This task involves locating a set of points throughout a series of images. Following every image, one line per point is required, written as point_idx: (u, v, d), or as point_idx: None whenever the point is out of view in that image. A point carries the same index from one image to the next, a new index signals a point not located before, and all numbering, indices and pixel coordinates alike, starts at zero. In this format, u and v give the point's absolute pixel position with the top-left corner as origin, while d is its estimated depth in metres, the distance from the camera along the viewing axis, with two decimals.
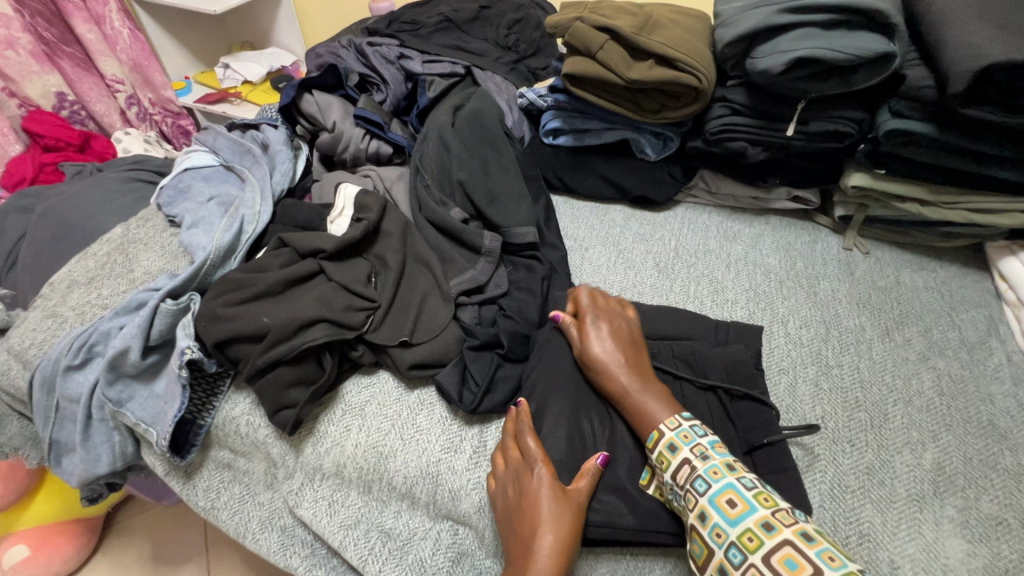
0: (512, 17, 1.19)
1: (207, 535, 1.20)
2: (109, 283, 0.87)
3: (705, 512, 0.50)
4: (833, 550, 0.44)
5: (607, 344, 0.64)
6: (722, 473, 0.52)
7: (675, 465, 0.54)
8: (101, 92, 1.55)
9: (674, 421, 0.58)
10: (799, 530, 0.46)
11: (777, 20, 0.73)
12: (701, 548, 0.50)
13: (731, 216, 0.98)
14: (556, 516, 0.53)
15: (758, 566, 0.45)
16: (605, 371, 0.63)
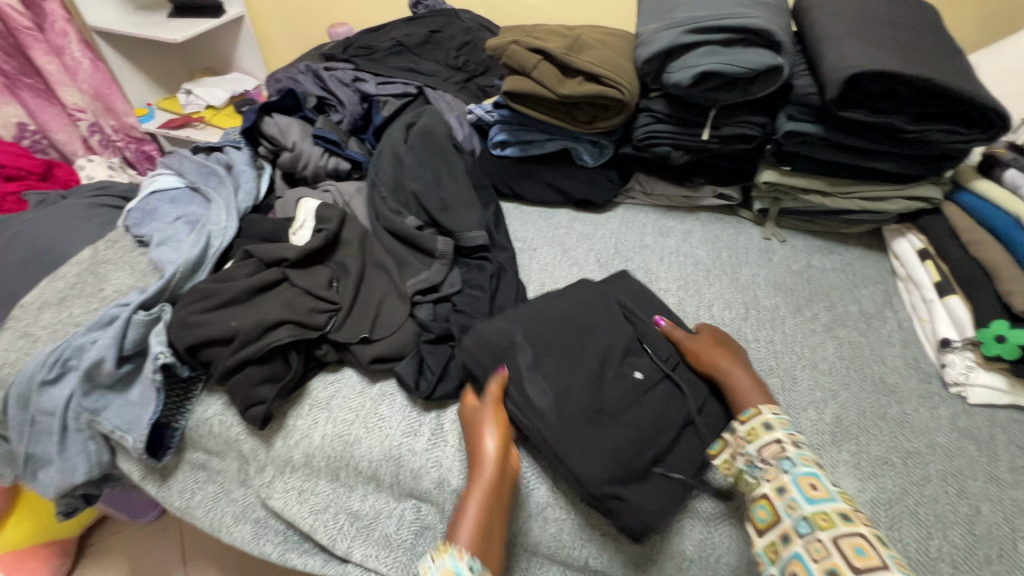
0: (460, 40, 1.28)
1: (185, 551, 1.22)
2: (81, 302, 0.91)
3: (785, 487, 0.57)
4: (895, 554, 0.52)
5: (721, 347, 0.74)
6: (811, 463, 0.59)
7: (764, 441, 0.62)
8: (62, 122, 1.59)
9: (773, 410, 0.65)
10: (870, 529, 0.54)
11: (683, 40, 0.84)
12: (767, 514, 0.57)
13: (666, 213, 1.08)
14: (496, 428, 0.65)
15: (830, 547, 0.52)
16: (699, 359, 0.73)
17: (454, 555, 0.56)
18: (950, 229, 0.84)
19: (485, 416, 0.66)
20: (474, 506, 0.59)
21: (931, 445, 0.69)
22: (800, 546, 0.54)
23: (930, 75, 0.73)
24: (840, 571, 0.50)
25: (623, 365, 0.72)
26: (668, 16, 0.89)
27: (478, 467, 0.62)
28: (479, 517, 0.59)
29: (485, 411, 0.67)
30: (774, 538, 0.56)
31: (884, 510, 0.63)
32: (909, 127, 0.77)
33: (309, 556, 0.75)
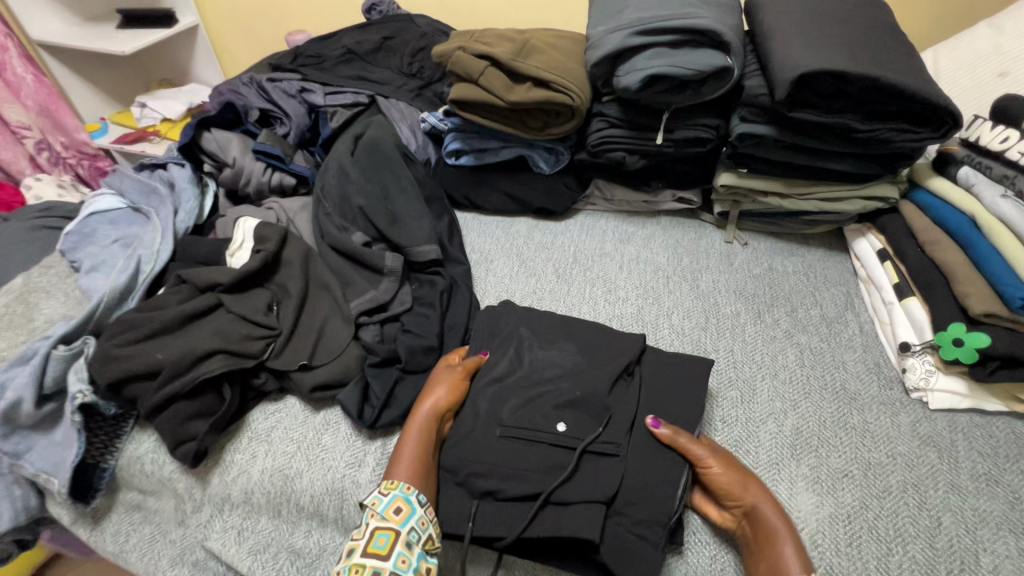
0: (414, 46, 1.25)
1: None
2: (8, 335, 0.87)
3: None
4: None
5: (731, 467, 0.61)
6: None
7: None
8: (6, 140, 1.51)
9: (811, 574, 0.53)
10: None
11: (630, 42, 0.81)
12: None
13: (627, 219, 1.05)
14: (450, 383, 0.70)
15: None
16: (719, 480, 0.60)
17: (397, 484, 0.61)
18: (907, 229, 0.82)
19: (444, 371, 0.72)
20: (413, 445, 0.64)
21: (892, 454, 0.67)
22: None
23: (879, 73, 0.71)
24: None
25: (556, 410, 0.67)
26: (616, 18, 0.87)
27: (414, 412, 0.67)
28: (419, 455, 0.63)
29: (446, 369, 0.72)
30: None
31: (843, 526, 0.61)
32: (862, 127, 0.75)
33: None
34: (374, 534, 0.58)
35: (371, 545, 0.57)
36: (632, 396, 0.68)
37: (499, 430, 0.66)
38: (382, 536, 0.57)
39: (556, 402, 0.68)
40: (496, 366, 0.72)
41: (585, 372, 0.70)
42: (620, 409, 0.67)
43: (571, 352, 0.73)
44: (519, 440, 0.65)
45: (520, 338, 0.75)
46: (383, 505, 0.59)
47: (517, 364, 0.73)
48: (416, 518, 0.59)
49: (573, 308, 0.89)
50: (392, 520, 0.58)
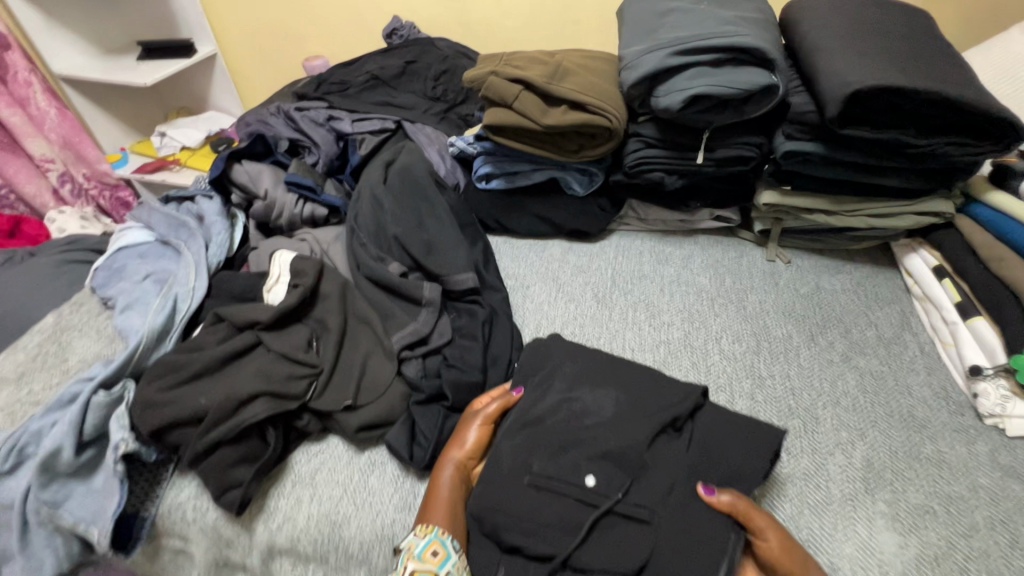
0: (438, 69, 1.24)
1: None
2: (41, 377, 0.85)
3: None
4: None
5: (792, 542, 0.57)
6: None
7: None
8: (29, 174, 1.53)
9: None
10: None
11: (670, 62, 0.80)
12: None
13: (663, 238, 1.03)
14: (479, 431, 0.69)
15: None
16: (783, 554, 0.55)
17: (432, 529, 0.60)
18: (965, 245, 0.79)
19: (473, 416, 0.70)
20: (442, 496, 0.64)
21: (973, 487, 0.63)
22: None
23: (935, 87, 0.68)
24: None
25: (587, 462, 0.63)
26: (652, 37, 0.85)
27: (448, 455, 0.67)
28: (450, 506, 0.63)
29: (476, 414, 0.71)
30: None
31: (932, 569, 0.57)
32: (917, 142, 0.73)
33: None
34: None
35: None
36: (677, 449, 0.64)
37: (526, 484, 0.62)
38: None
39: (589, 455, 0.63)
40: (535, 411, 0.68)
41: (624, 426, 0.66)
42: (659, 466, 0.63)
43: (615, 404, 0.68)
44: (551, 495, 0.61)
45: (564, 384, 0.71)
46: (419, 547, 0.58)
47: (557, 408, 0.69)
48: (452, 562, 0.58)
49: (617, 335, 0.86)
50: (431, 562, 0.57)
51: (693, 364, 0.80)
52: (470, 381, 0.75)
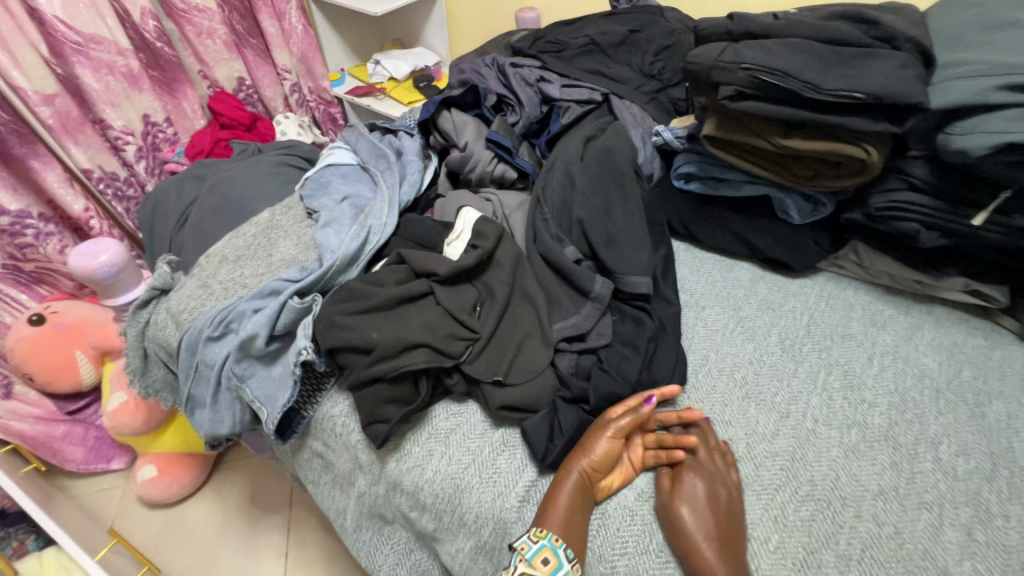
0: (661, 44, 1.13)
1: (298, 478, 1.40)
2: (252, 264, 0.98)
3: None
4: None
5: (696, 511, 0.58)
6: None
7: None
8: (272, 79, 1.75)
9: None
10: None
11: (989, 96, 0.62)
12: None
13: (884, 296, 0.86)
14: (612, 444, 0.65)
15: None
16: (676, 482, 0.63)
17: (546, 534, 0.58)
18: None
19: (603, 424, 0.67)
20: (573, 499, 0.61)
21: None
22: None
23: None
24: None
25: (813, 70, 0.69)
26: (971, 57, 0.67)
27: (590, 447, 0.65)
28: (573, 521, 0.60)
29: (606, 420, 0.67)
30: None
31: None
32: None
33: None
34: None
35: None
36: (881, 72, 0.67)
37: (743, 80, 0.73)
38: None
39: (805, 69, 0.69)
40: (775, 47, 0.72)
41: (821, 102, 0.70)
42: (841, 77, 0.68)
43: (826, 74, 0.69)
44: (750, 83, 0.72)
45: (795, 47, 0.72)
46: (530, 552, 0.57)
47: (772, 57, 0.71)
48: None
49: (800, 396, 0.73)
50: (540, 570, 0.56)
51: (894, 463, 0.65)
52: (619, 393, 0.70)
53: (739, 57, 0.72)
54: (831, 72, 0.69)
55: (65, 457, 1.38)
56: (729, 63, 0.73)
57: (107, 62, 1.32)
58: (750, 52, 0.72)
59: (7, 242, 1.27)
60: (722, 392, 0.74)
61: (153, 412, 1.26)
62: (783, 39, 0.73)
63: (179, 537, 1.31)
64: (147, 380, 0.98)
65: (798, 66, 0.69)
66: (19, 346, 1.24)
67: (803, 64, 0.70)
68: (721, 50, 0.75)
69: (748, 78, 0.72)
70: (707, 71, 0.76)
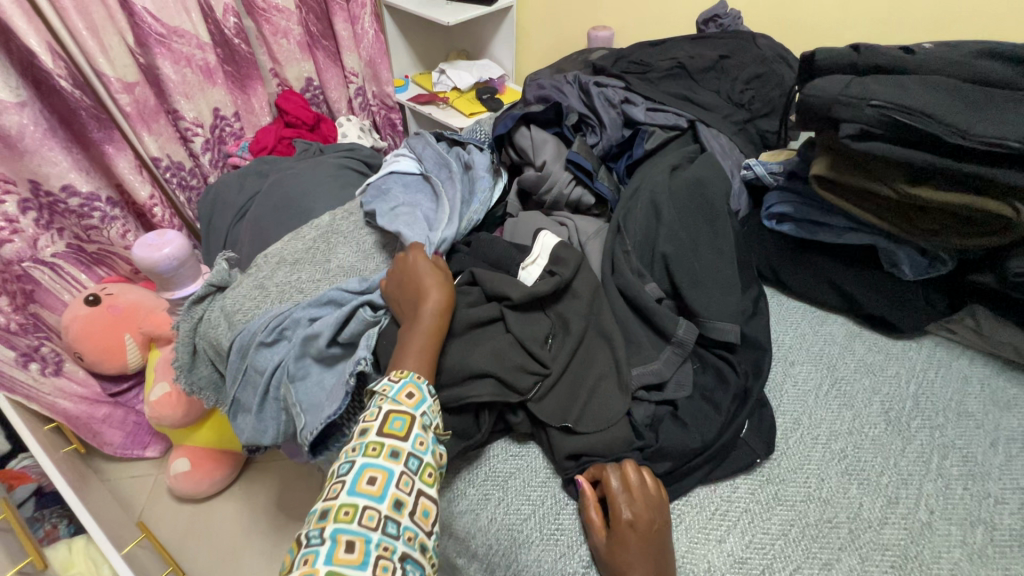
0: (753, 72, 1.06)
1: (326, 481, 1.36)
2: (309, 269, 0.95)
3: (397, 450, 0.54)
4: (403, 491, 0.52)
5: (631, 551, 0.54)
6: (418, 447, 0.55)
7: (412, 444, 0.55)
8: (338, 82, 1.75)
9: None
10: (408, 469, 0.53)
11: None
12: (400, 424, 0.55)
13: (1007, 372, 0.75)
14: (436, 279, 0.69)
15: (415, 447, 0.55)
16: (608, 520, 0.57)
17: (406, 373, 0.60)
18: None
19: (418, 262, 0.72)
20: (422, 338, 0.63)
21: None
22: (405, 457, 0.54)
23: None
24: (415, 487, 0.53)
25: (956, 113, 0.61)
26: None
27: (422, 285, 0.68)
28: (426, 347, 0.63)
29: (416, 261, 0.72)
30: (411, 439, 0.55)
31: None
32: None
33: None
34: (388, 417, 0.55)
35: (386, 426, 0.54)
36: None
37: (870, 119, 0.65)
38: (397, 419, 0.55)
39: (947, 111, 0.61)
40: (910, 85, 0.64)
41: (962, 149, 0.61)
42: (991, 121, 0.60)
43: (972, 118, 0.61)
44: (877, 121, 0.64)
45: (932, 85, 0.64)
46: (394, 390, 0.57)
47: (905, 94, 0.63)
48: (428, 404, 0.58)
49: (911, 478, 0.64)
50: (406, 404, 0.57)
51: None
52: (693, 451, 0.63)
53: (866, 93, 0.65)
54: (979, 115, 0.61)
55: (103, 439, 1.38)
56: (853, 96, 0.66)
57: (186, 55, 1.34)
58: (881, 88, 0.65)
59: (75, 222, 1.28)
60: (816, 464, 0.66)
61: (194, 405, 1.25)
62: (917, 76, 0.66)
63: (204, 534, 1.29)
64: (192, 377, 0.96)
65: (938, 107, 0.62)
66: (73, 325, 1.25)
67: (943, 105, 0.62)
68: (842, 83, 0.68)
69: (876, 115, 0.64)
70: (825, 105, 0.69)
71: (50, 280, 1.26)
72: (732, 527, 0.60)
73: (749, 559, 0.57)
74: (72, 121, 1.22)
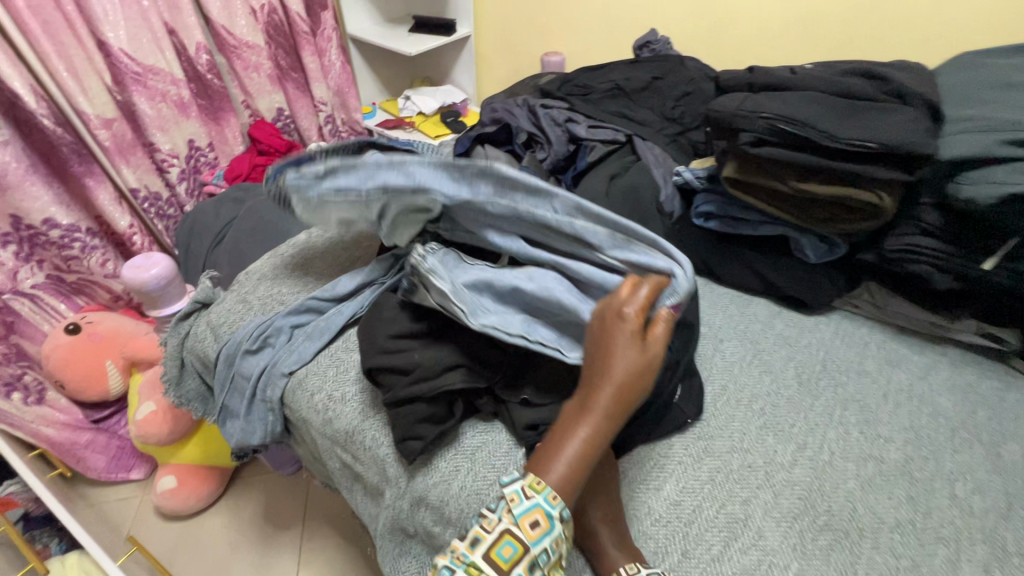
0: (682, 90, 1.20)
1: (312, 489, 1.42)
2: (288, 283, 1.03)
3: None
4: None
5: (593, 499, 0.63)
6: None
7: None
8: (308, 111, 1.84)
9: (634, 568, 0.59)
10: None
11: (995, 151, 0.67)
12: (509, 552, 0.53)
13: (899, 337, 0.88)
14: (626, 374, 0.59)
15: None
16: None
17: (542, 489, 0.56)
18: None
19: (624, 344, 0.61)
20: (580, 445, 0.58)
21: None
22: None
23: None
24: None
25: (827, 121, 0.74)
26: (975, 115, 0.72)
27: (608, 373, 0.60)
28: (579, 459, 0.58)
29: (623, 330, 0.62)
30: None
31: None
32: None
33: None
34: (501, 537, 0.54)
35: (493, 550, 0.53)
36: (893, 124, 0.72)
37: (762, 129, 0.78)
38: (507, 546, 0.53)
39: (820, 120, 0.74)
40: (792, 100, 0.78)
41: (834, 149, 0.74)
42: (854, 127, 0.73)
43: (841, 125, 0.74)
44: (768, 130, 0.77)
45: (809, 100, 0.77)
46: (519, 511, 0.55)
47: (788, 107, 0.76)
48: (549, 538, 0.54)
49: (819, 428, 0.76)
50: (525, 532, 0.54)
51: (912, 498, 0.67)
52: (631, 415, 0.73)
53: (757, 108, 0.78)
54: (846, 122, 0.74)
55: (87, 464, 1.41)
56: (747, 110, 0.79)
57: (162, 91, 1.42)
58: (769, 103, 0.78)
59: (56, 254, 1.33)
60: (739, 422, 0.77)
61: (182, 420, 1.30)
62: (797, 93, 0.79)
63: (194, 548, 1.33)
64: (181, 390, 1.02)
65: (814, 117, 0.75)
66: (55, 353, 1.29)
67: (817, 115, 0.75)
68: (739, 100, 0.81)
69: (766, 126, 0.77)
70: (727, 119, 0.81)
71: (31, 311, 1.31)
72: (667, 477, 0.70)
73: (681, 500, 0.68)
74: (52, 158, 1.28)
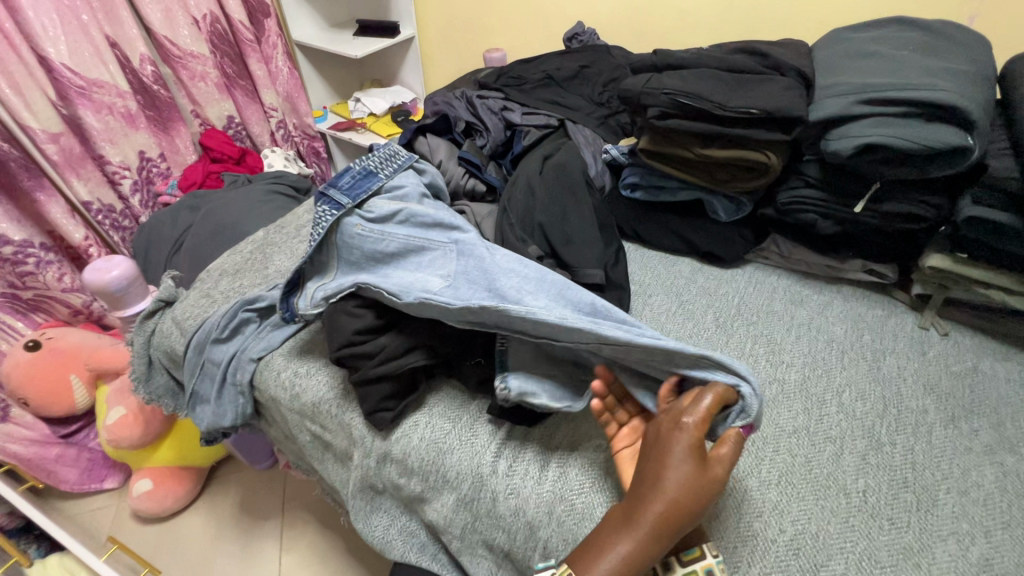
0: (608, 77, 1.31)
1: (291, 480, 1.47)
2: (249, 276, 1.08)
3: None
4: None
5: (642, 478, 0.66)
6: None
7: None
8: (259, 117, 1.88)
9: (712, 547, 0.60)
10: None
11: (852, 109, 0.79)
12: None
13: (802, 280, 1.01)
14: (676, 488, 0.55)
15: None
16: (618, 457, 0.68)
17: None
18: None
19: (676, 459, 0.56)
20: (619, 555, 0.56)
21: None
22: None
23: None
24: None
25: (718, 92, 0.85)
26: (839, 81, 0.84)
27: (663, 489, 0.56)
28: None
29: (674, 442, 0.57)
30: None
31: None
32: None
33: (410, 539, 0.86)
34: None
35: None
36: (772, 91, 0.83)
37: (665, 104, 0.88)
38: None
39: (712, 92, 0.85)
40: (688, 76, 0.89)
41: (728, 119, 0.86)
42: (740, 96, 0.84)
43: (729, 95, 0.85)
44: (669, 104, 0.88)
45: (703, 75, 0.88)
46: None
47: (685, 83, 0.87)
48: None
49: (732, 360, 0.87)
50: None
51: (807, 409, 0.78)
52: None
53: (660, 85, 0.88)
54: (733, 92, 0.85)
55: (58, 477, 1.42)
56: (652, 88, 0.89)
57: (107, 104, 1.44)
58: (669, 80, 0.88)
59: (10, 270, 1.34)
60: None
61: (154, 421, 1.33)
62: (693, 70, 0.90)
63: (175, 544, 1.36)
64: (150, 386, 1.06)
65: (707, 90, 0.86)
66: (17, 370, 1.31)
67: (709, 87, 0.86)
68: (645, 79, 0.91)
69: (668, 100, 0.88)
70: (636, 96, 0.92)
71: None
72: None
73: None
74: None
